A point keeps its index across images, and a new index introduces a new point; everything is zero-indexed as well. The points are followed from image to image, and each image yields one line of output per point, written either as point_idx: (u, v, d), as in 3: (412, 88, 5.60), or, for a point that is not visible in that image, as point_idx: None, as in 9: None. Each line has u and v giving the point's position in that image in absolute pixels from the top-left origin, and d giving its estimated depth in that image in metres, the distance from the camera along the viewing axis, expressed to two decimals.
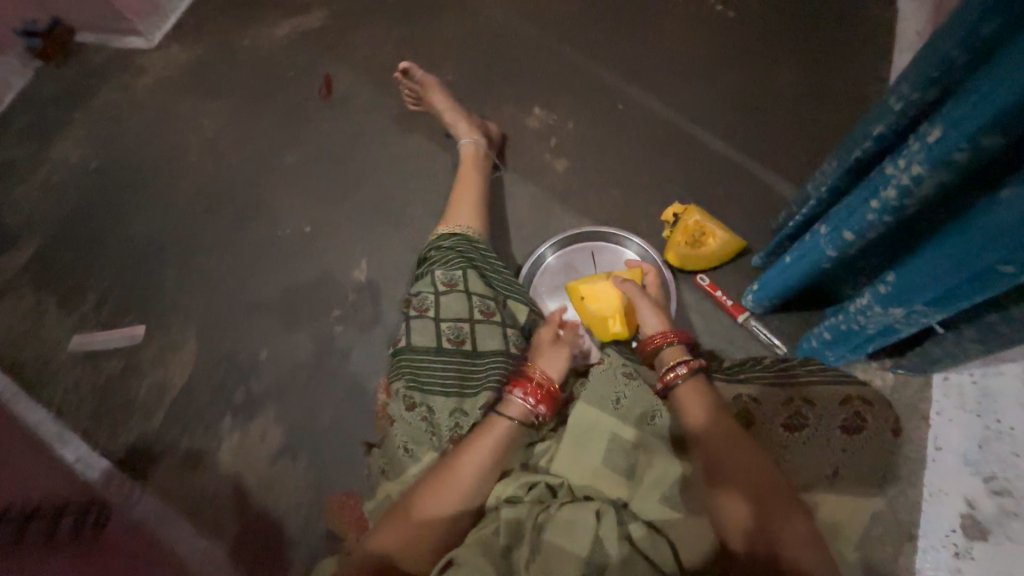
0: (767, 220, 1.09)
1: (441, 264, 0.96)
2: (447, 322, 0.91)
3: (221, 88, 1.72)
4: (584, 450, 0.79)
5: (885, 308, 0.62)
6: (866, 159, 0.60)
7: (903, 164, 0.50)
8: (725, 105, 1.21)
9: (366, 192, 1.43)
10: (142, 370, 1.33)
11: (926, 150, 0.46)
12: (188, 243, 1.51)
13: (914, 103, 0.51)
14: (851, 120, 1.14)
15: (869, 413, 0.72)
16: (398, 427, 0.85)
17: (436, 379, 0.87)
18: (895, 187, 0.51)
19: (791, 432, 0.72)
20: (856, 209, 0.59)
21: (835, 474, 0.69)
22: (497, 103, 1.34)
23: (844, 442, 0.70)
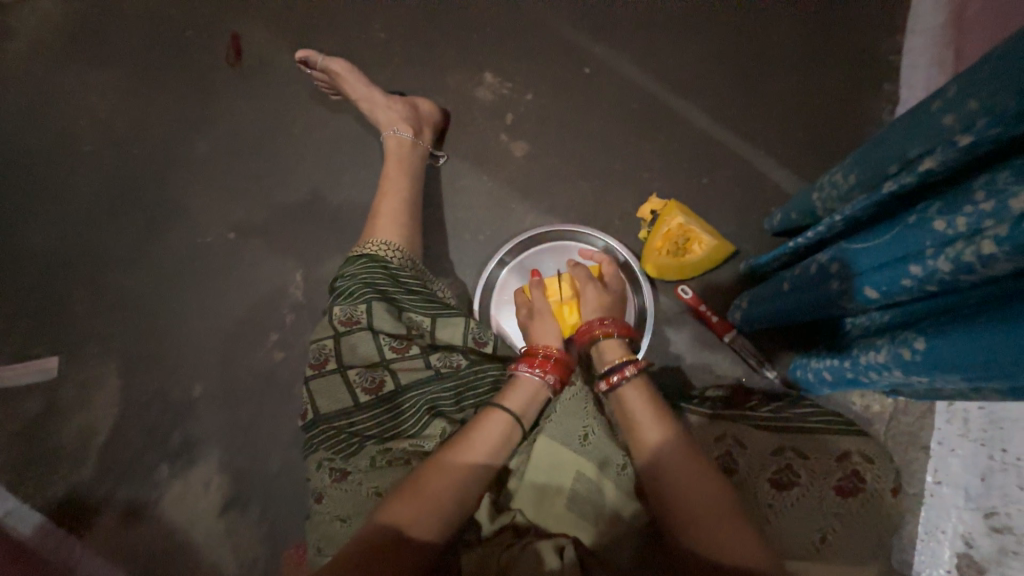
0: (754, 212, 0.95)
1: (342, 298, 0.79)
2: (355, 371, 0.76)
3: (104, 53, 1.39)
4: (546, 489, 0.70)
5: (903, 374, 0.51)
6: (900, 194, 0.47)
7: (969, 230, 0.37)
8: (709, 68, 1.02)
9: (296, 188, 1.22)
10: (63, 409, 1.17)
11: (1009, 224, 0.33)
12: (92, 251, 1.28)
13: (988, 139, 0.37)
14: (852, 87, 0.97)
15: (869, 472, 0.65)
16: (325, 502, 0.71)
17: (358, 439, 0.73)
18: (952, 259, 0.38)
19: (778, 489, 0.65)
20: (886, 263, 0.46)
21: (823, 541, 0.62)
22: (440, 71, 1.11)
23: (838, 505, 0.63)
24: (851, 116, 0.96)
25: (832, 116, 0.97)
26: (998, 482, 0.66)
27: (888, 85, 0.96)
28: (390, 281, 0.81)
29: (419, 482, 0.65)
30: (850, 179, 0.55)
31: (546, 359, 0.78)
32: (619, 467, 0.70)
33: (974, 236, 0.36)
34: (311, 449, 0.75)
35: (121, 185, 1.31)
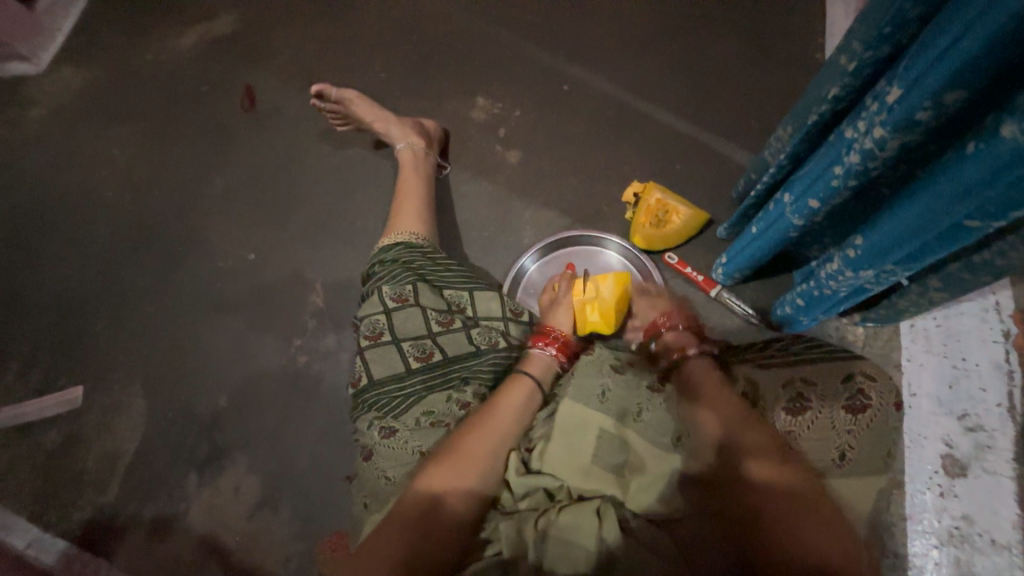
0: (724, 189, 1.08)
1: (389, 279, 0.90)
2: (407, 342, 0.85)
3: (128, 110, 1.54)
4: (571, 449, 0.74)
5: (855, 272, 0.61)
6: (822, 123, 0.59)
7: (865, 126, 0.49)
8: (668, 77, 1.19)
9: (310, 209, 1.33)
10: (86, 435, 1.19)
11: (888, 111, 0.45)
12: (116, 284, 1.35)
13: (867, 62, 0.50)
14: (789, 81, 1.15)
15: (873, 390, 0.68)
16: (374, 457, 0.78)
17: (408, 400, 0.82)
18: (859, 151, 0.50)
19: (794, 416, 0.70)
20: (819, 175, 0.57)
21: (843, 459, 0.67)
22: (438, 97, 1.27)
23: (848, 422, 0.67)
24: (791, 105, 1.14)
25: (778, 104, 1.14)
26: (965, 387, 0.76)
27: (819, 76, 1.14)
28: (430, 268, 0.94)
29: (460, 443, 0.73)
30: (787, 129, 0.69)
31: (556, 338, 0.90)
32: (636, 416, 0.76)
33: (869, 130, 0.48)
34: (361, 411, 0.83)
35: (144, 223, 1.41)
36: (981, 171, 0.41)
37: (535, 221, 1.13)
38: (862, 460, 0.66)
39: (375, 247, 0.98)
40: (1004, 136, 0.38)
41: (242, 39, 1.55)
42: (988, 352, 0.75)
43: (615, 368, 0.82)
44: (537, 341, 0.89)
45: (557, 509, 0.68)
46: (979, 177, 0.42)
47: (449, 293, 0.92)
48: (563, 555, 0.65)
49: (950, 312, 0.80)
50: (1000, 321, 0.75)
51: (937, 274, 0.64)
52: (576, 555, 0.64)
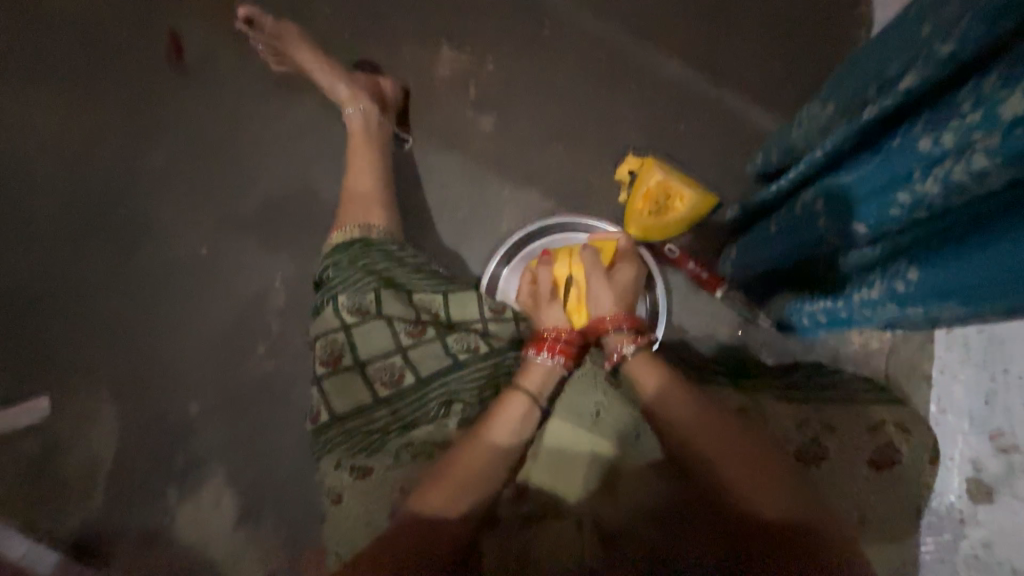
0: (737, 158, 0.91)
1: (345, 287, 0.77)
2: (372, 363, 0.74)
3: (37, 72, 1.30)
4: (560, 471, 0.66)
5: (898, 309, 0.49)
6: (885, 119, 0.46)
7: (963, 141, 0.37)
8: (676, 8, 0.96)
9: (261, 190, 1.16)
10: (61, 444, 1.15)
11: (1001, 132, 0.33)
12: (63, 282, 1.23)
13: (976, 46, 0.37)
14: (825, 11, 0.92)
15: (903, 443, 0.61)
16: (345, 502, 0.68)
17: (380, 432, 0.72)
18: (944, 177, 0.38)
19: (806, 463, 0.61)
20: (877, 192, 0.46)
21: (861, 518, 0.59)
22: (393, 46, 1.04)
23: (870, 477, 0.60)
24: (825, 44, 0.92)
25: (807, 45, 0.92)
26: (1002, 403, 0.66)
27: (862, 6, 0.92)
28: (394, 269, 0.80)
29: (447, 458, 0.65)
30: (828, 112, 0.55)
31: (557, 339, 0.74)
32: (634, 434, 0.68)
33: (964, 153, 0.36)
34: (327, 447, 0.73)
35: (80, 209, 1.25)
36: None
37: (515, 203, 0.97)
38: (879, 515, 0.59)
39: (325, 248, 0.83)
40: None
41: None
42: None
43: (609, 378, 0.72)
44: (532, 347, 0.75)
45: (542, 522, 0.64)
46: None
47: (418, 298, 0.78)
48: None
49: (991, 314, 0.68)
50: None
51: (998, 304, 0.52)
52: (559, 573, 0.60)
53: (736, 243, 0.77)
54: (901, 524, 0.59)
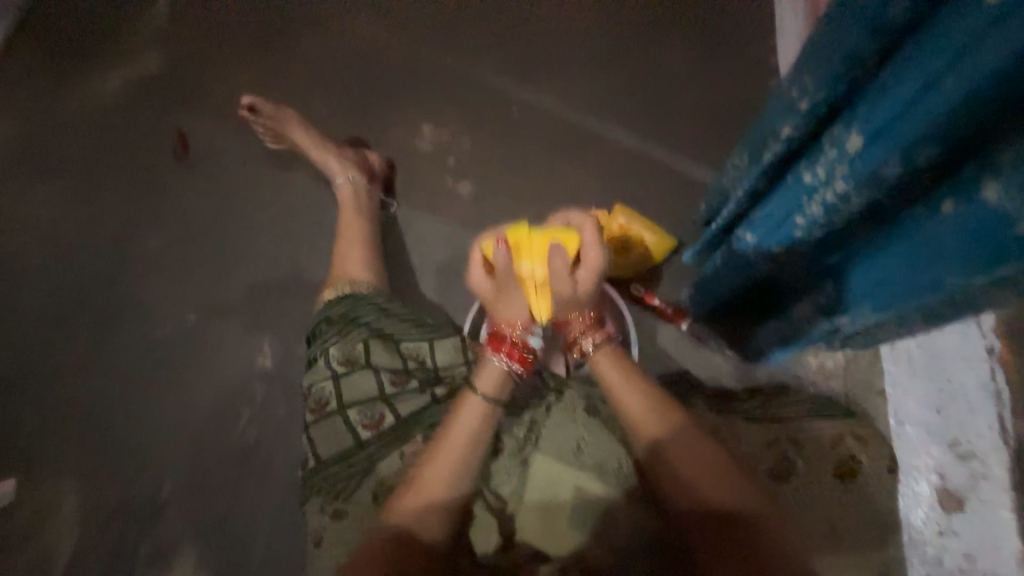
0: (688, 210, 1.03)
1: (338, 338, 0.82)
2: (356, 408, 0.77)
3: (51, 167, 1.41)
4: (546, 507, 0.69)
5: (834, 315, 0.57)
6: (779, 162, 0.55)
7: (825, 177, 0.45)
8: (622, 93, 1.13)
9: (253, 260, 1.22)
10: (20, 537, 1.07)
11: (849, 163, 0.42)
12: (42, 360, 1.21)
13: (818, 103, 0.46)
14: (744, 91, 1.11)
15: (863, 454, 0.65)
16: (323, 545, 0.71)
17: (360, 475, 0.73)
18: (821, 204, 0.46)
19: (780, 480, 0.64)
20: (781, 222, 0.54)
21: (834, 526, 0.61)
22: (381, 132, 1.18)
23: (839, 488, 0.63)
24: (748, 115, 1.09)
25: (734, 117, 1.09)
26: (952, 412, 0.72)
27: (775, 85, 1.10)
28: (384, 319, 0.85)
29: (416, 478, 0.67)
30: (743, 160, 0.65)
31: (512, 347, 0.73)
32: (616, 467, 0.69)
33: (830, 182, 0.44)
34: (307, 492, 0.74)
35: (70, 288, 1.28)
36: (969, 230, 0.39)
37: None
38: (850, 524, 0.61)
39: (321, 302, 0.88)
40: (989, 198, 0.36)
41: (170, 80, 1.44)
42: (975, 373, 0.69)
43: (588, 411, 0.75)
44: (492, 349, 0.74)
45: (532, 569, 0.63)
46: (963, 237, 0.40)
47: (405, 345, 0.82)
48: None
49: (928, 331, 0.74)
50: (983, 334, 0.68)
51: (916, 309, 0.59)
52: None
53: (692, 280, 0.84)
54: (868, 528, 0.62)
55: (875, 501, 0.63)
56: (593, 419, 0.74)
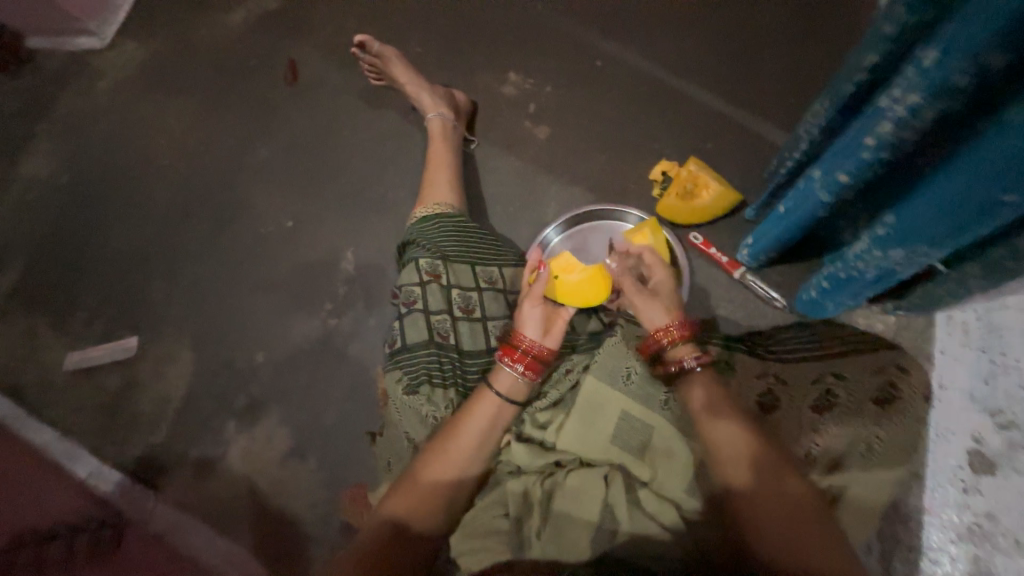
0: (757, 171, 1.05)
1: (427, 250, 0.90)
2: (437, 315, 0.85)
3: (181, 82, 1.60)
4: (592, 427, 0.75)
5: (884, 251, 0.60)
6: (858, 95, 0.58)
7: (898, 94, 0.47)
8: (708, 53, 1.15)
9: (345, 180, 1.37)
10: (140, 381, 1.31)
11: (923, 76, 0.44)
12: (168, 243, 1.44)
13: (907, 26, 0.48)
14: (834, 62, 1.10)
15: (902, 381, 0.66)
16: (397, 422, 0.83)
17: (429, 371, 0.82)
18: (891, 121, 0.48)
19: (820, 414, 0.66)
20: (848, 150, 0.56)
21: (872, 450, 0.62)
22: (471, 73, 1.27)
23: (878, 417, 0.64)
24: None
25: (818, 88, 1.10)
26: (1001, 383, 0.72)
27: None
28: (468, 241, 0.95)
29: (433, 450, 0.73)
30: (823, 101, 0.67)
31: (523, 352, 0.79)
32: (664, 402, 0.75)
33: (901, 97, 0.47)
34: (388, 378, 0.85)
35: (191, 188, 1.48)
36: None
37: (561, 197, 1.13)
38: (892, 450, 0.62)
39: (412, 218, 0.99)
40: None
41: (286, 13, 1.59)
42: None
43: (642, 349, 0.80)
44: (503, 356, 0.80)
45: (564, 472, 0.74)
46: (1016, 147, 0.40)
47: (485, 268, 0.93)
48: (560, 535, 0.68)
49: (993, 305, 0.76)
50: None
51: (977, 260, 0.61)
52: (584, 514, 0.69)
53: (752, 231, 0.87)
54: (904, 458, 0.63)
55: (912, 432, 0.63)
56: None
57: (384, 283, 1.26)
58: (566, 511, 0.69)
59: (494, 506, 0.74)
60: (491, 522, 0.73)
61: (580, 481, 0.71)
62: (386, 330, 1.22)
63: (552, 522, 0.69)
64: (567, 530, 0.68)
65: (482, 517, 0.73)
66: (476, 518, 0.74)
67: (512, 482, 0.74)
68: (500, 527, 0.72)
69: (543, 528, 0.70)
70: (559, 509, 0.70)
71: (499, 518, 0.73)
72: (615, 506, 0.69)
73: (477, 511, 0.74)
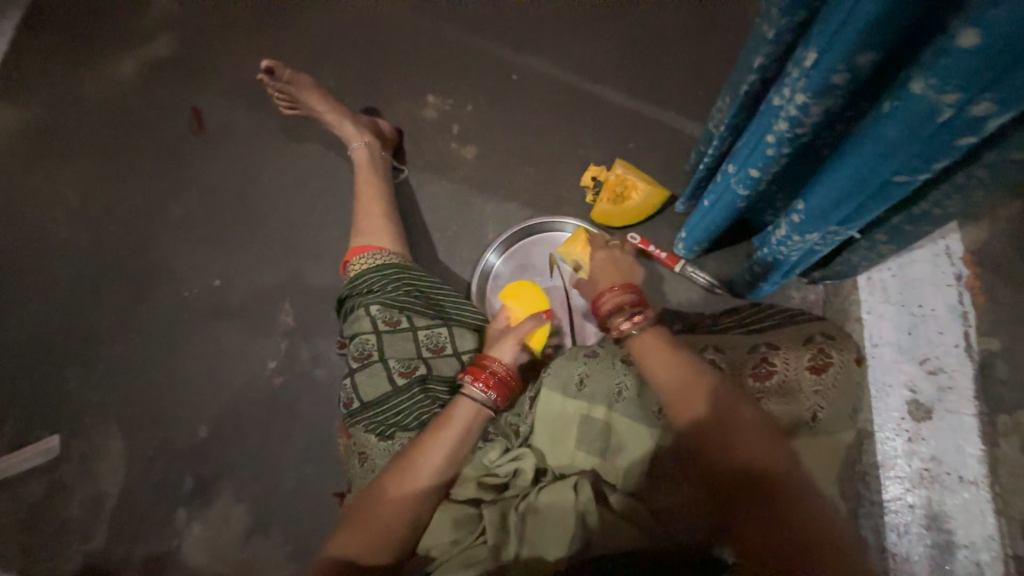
0: (680, 164, 1.09)
1: (381, 297, 0.84)
2: (397, 364, 0.80)
3: (70, 145, 1.45)
4: (557, 439, 0.73)
5: (802, 236, 0.63)
6: (754, 91, 0.60)
7: (788, 94, 0.49)
8: (617, 57, 1.19)
9: (271, 227, 1.30)
10: (66, 484, 1.16)
11: (806, 76, 0.46)
12: (79, 324, 1.30)
13: (785, 28, 0.50)
14: (734, 51, 1.16)
15: (833, 348, 0.63)
16: (365, 465, 0.77)
17: (397, 422, 0.77)
18: (787, 119, 0.50)
19: (760, 382, 0.65)
20: (755, 146, 0.58)
21: (815, 419, 0.62)
22: (387, 100, 1.24)
23: (814, 383, 0.62)
24: None
25: (723, 77, 1.15)
26: (923, 332, 0.79)
27: None
28: (426, 286, 0.90)
29: (376, 491, 0.68)
30: (727, 99, 0.70)
31: (491, 373, 0.77)
32: (616, 399, 0.71)
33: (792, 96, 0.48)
34: (353, 429, 0.80)
35: (98, 260, 1.34)
36: (897, 126, 0.42)
37: (497, 215, 1.12)
38: (832, 417, 0.61)
39: (354, 261, 0.92)
40: (915, 91, 0.39)
41: (182, 60, 1.48)
42: (943, 297, 0.79)
43: (589, 353, 0.77)
44: (469, 377, 0.77)
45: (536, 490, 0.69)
46: (894, 136, 0.43)
47: (448, 313, 0.89)
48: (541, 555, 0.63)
49: (903, 261, 0.83)
50: (952, 264, 0.80)
51: (882, 228, 0.66)
52: (561, 530, 0.64)
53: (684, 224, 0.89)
54: (845, 419, 0.62)
55: (850, 398, 0.63)
56: (596, 355, 0.76)
57: (328, 329, 1.19)
58: (543, 532, 0.64)
59: (470, 540, 0.68)
60: (467, 555, 0.66)
61: (552, 495, 0.67)
62: (338, 379, 1.15)
63: (530, 545, 0.64)
64: (544, 549, 0.64)
65: (462, 552, 0.67)
66: (450, 558, 0.67)
67: (489, 509, 0.68)
68: (476, 558, 0.65)
69: (520, 552, 0.64)
70: (536, 532, 0.65)
71: (471, 552, 0.66)
72: (590, 518, 0.65)
73: (450, 552, 0.68)
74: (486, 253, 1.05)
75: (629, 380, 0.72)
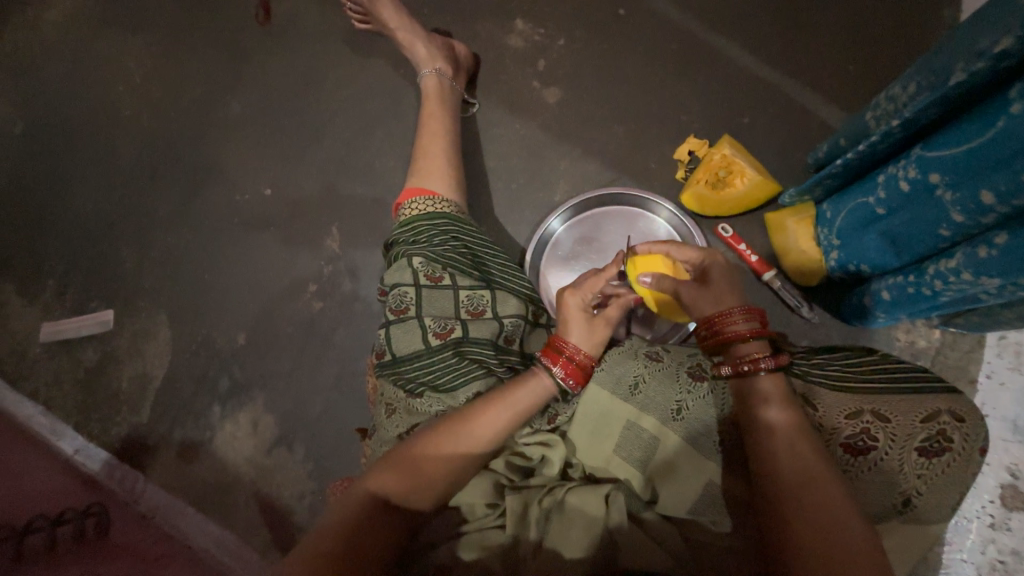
0: (797, 153, 0.92)
1: (425, 249, 0.78)
2: (432, 323, 0.74)
3: (140, 16, 1.38)
4: (596, 438, 0.68)
5: (976, 276, 0.53)
6: (982, 89, 0.47)
7: None
8: (751, 6, 0.98)
9: (328, 143, 1.22)
10: (117, 358, 1.23)
11: None
12: (137, 207, 1.31)
13: None
14: (903, 20, 0.93)
15: (956, 433, 0.54)
16: (391, 420, 0.74)
17: (426, 382, 0.73)
18: None
19: (851, 455, 0.57)
20: (990, 160, 0.46)
21: (906, 505, 0.55)
22: (470, 17, 1.08)
23: (919, 467, 0.54)
24: (901, 50, 0.93)
25: (880, 52, 0.93)
26: None
27: (945, 14, 0.92)
28: (473, 239, 0.82)
29: (422, 445, 0.64)
30: (913, 88, 0.57)
31: (571, 360, 0.71)
32: (675, 413, 0.65)
33: None
34: (383, 383, 0.77)
35: (158, 146, 1.32)
36: None
37: (571, 174, 1.00)
38: (931, 510, 0.54)
39: (403, 208, 0.85)
40: None
41: None
42: None
43: (650, 355, 0.71)
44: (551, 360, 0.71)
45: (565, 488, 0.65)
46: None
47: (494, 275, 0.81)
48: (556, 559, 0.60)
49: None
50: None
51: None
52: (581, 540, 0.60)
53: (824, 223, 0.76)
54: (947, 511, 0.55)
55: (959, 484, 0.55)
56: (654, 361, 0.70)
57: (371, 263, 1.15)
58: (564, 536, 0.61)
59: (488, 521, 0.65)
60: (486, 537, 0.64)
61: (582, 501, 0.63)
62: (375, 316, 1.13)
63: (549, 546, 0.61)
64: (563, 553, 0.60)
65: (481, 532, 0.64)
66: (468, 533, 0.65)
67: (512, 497, 0.65)
68: (493, 542, 0.63)
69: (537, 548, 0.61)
70: (557, 533, 0.61)
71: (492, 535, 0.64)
72: (617, 536, 0.60)
73: (468, 528, 0.65)
74: (545, 225, 0.95)
75: (689, 400, 0.65)
